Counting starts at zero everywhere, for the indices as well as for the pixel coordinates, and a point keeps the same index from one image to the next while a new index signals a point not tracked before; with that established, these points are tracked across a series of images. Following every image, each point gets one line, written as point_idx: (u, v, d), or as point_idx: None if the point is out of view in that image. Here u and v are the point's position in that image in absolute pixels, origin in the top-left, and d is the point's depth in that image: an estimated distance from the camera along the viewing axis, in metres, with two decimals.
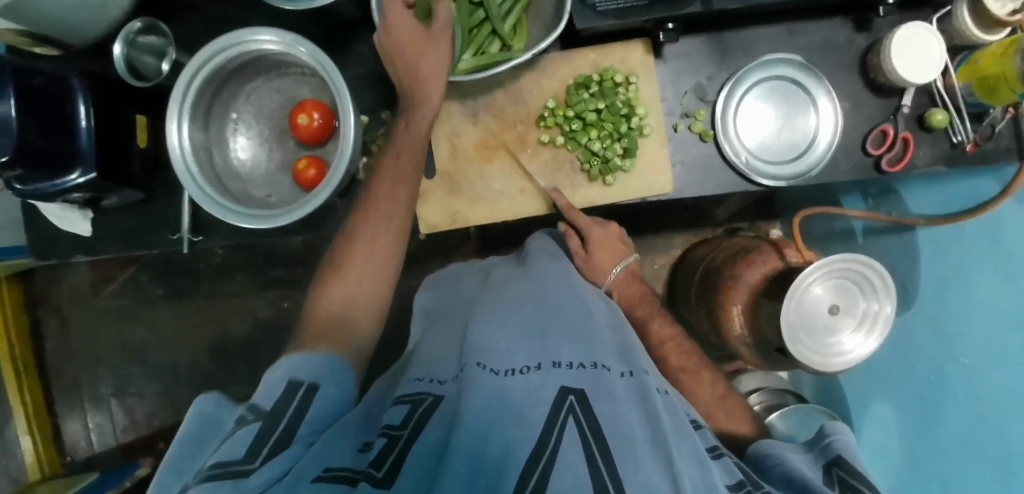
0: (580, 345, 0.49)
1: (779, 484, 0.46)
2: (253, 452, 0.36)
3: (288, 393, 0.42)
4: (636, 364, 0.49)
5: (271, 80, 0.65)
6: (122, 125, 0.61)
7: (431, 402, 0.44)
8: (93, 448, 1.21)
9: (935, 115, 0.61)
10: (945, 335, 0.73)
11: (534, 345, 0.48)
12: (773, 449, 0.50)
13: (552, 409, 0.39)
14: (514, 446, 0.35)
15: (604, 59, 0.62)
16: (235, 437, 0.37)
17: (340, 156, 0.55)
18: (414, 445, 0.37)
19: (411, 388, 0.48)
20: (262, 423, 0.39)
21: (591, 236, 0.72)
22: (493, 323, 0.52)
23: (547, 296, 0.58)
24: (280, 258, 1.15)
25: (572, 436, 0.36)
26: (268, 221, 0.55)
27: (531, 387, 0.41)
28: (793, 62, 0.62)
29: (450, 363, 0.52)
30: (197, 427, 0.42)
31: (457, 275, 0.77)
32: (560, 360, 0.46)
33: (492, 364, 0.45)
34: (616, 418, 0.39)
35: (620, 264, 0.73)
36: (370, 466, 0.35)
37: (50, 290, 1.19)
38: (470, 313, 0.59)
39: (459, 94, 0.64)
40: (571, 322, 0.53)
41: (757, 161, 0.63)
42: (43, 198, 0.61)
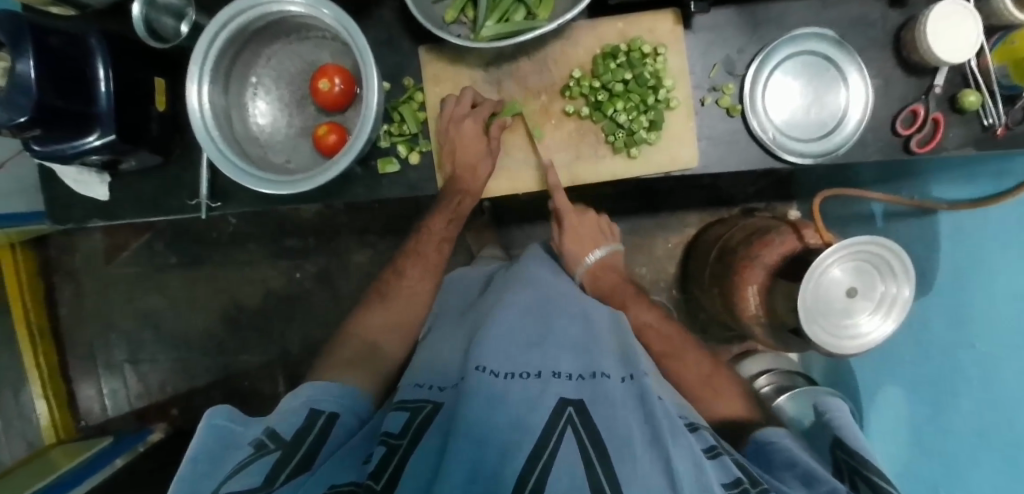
0: (580, 355, 0.50)
1: (783, 469, 0.47)
2: (270, 479, 0.38)
3: (307, 423, 0.47)
4: (636, 367, 0.48)
5: (292, 45, 0.64)
6: (141, 85, 0.61)
7: (432, 408, 0.46)
8: (107, 413, 1.23)
9: (968, 96, 0.59)
10: (960, 323, 0.71)
11: (534, 354, 0.49)
12: (779, 438, 0.51)
13: (551, 417, 0.40)
14: (510, 454, 0.36)
15: (632, 30, 0.61)
16: (255, 464, 0.39)
17: (363, 121, 0.54)
18: (412, 455, 0.39)
19: (409, 393, 0.50)
20: (282, 452, 0.42)
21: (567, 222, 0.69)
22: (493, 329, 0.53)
23: (546, 303, 0.58)
24: (293, 229, 1.16)
25: (570, 445, 0.38)
26: (286, 187, 0.55)
27: (531, 394, 0.43)
28: (826, 38, 0.60)
29: (451, 371, 0.53)
30: (209, 440, 0.44)
31: (465, 282, 0.77)
32: (560, 371, 0.47)
33: (492, 366, 0.46)
34: (613, 422, 0.40)
35: (594, 253, 0.70)
36: (371, 476, 0.38)
37: (64, 256, 1.20)
38: (473, 321, 0.60)
39: (482, 60, 0.63)
40: (568, 329, 0.54)
41: (785, 137, 0.62)
42: (59, 161, 0.60)
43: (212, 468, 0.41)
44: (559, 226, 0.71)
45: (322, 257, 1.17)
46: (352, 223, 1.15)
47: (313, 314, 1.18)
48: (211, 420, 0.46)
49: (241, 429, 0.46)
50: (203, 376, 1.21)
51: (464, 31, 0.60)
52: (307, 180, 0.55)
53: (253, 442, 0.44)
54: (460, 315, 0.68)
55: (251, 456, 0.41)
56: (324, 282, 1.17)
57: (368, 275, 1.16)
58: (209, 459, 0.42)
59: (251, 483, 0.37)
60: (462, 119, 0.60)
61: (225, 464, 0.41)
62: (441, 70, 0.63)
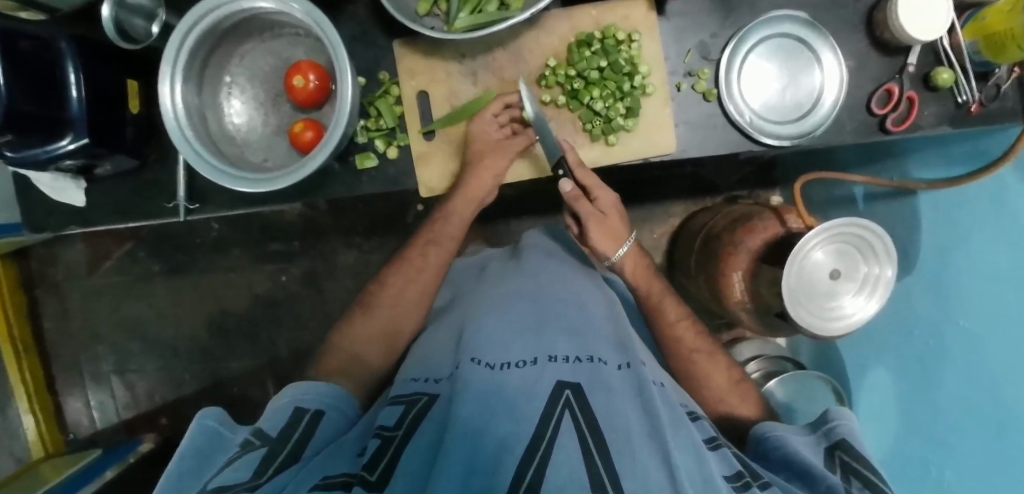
0: (575, 338, 0.50)
1: (783, 469, 0.47)
2: (258, 473, 0.38)
3: (293, 419, 0.47)
4: (633, 356, 0.50)
5: (266, 42, 0.63)
6: (115, 89, 0.60)
7: (427, 401, 0.46)
8: (96, 425, 1.21)
9: (941, 73, 0.59)
10: (945, 301, 0.72)
11: (530, 340, 0.49)
12: (774, 431, 0.51)
13: (548, 404, 0.39)
14: (509, 443, 0.35)
15: (607, 17, 0.61)
16: (240, 462, 0.40)
17: (338, 117, 0.54)
18: (407, 447, 0.39)
19: (405, 388, 0.49)
20: (269, 449, 0.42)
21: (599, 199, 0.62)
22: (487, 321, 0.53)
23: (540, 291, 0.58)
24: (278, 232, 1.15)
25: (568, 428, 0.37)
26: (261, 185, 0.55)
27: (527, 382, 0.42)
28: (797, 20, 0.61)
29: (444, 361, 0.52)
30: (198, 442, 0.43)
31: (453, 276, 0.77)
32: (556, 354, 0.46)
33: (487, 359, 0.46)
34: (611, 411, 0.40)
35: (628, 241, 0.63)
36: (365, 467, 0.37)
37: (46, 268, 1.18)
38: (465, 312, 0.59)
39: (457, 53, 0.63)
40: (564, 316, 0.53)
41: (762, 120, 0.62)
42: (33, 167, 0.59)
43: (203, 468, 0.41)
44: (589, 202, 0.62)
45: (308, 260, 1.16)
46: (337, 224, 1.14)
47: (301, 317, 1.17)
48: (201, 422, 0.45)
49: (232, 436, 0.45)
50: (192, 384, 1.19)
51: (437, 23, 0.60)
52: (286, 177, 0.54)
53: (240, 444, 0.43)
54: (446, 309, 0.67)
55: (237, 454, 0.42)
56: (312, 285, 1.17)
57: (355, 276, 1.15)
58: (199, 459, 0.42)
59: (237, 479, 0.37)
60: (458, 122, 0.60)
61: (217, 467, 0.41)
62: (417, 64, 0.62)
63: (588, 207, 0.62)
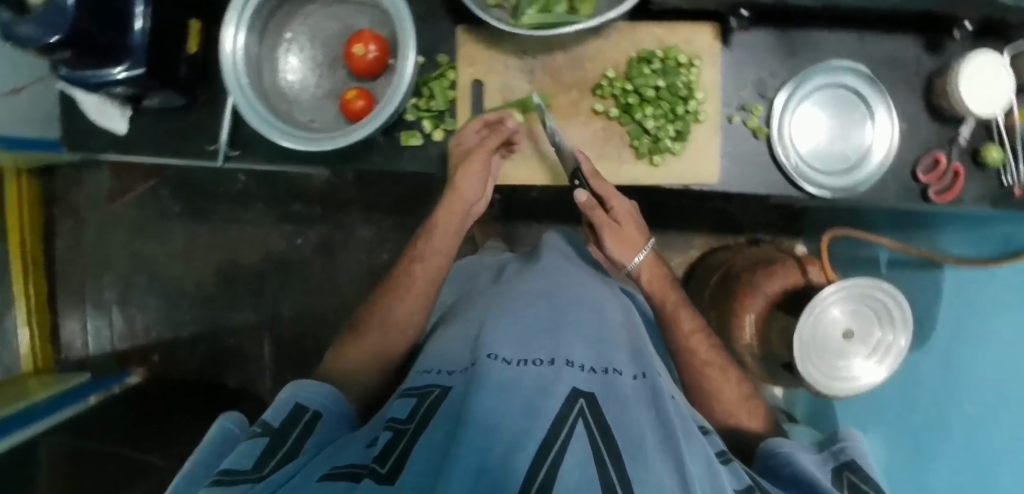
0: (593, 346, 0.49)
1: (789, 486, 0.46)
2: (259, 464, 0.40)
3: (293, 416, 0.48)
4: (648, 366, 0.50)
5: (332, 6, 0.64)
6: (176, 26, 0.60)
7: (439, 394, 0.45)
8: (89, 350, 1.22)
9: (990, 152, 0.59)
10: (954, 382, 0.72)
11: (548, 340, 0.48)
12: (783, 448, 0.50)
13: (564, 406, 0.39)
14: (522, 440, 0.35)
15: (670, 38, 0.61)
16: (241, 450, 0.41)
17: (394, 93, 0.54)
18: (419, 439, 0.38)
19: (419, 380, 0.49)
20: (269, 439, 0.43)
21: (616, 211, 0.61)
22: (504, 319, 0.52)
23: (560, 293, 0.57)
24: (301, 195, 1.15)
25: (581, 436, 0.37)
26: (309, 144, 0.55)
27: (543, 381, 0.42)
28: (860, 73, 0.60)
29: (458, 352, 0.52)
30: (214, 441, 0.45)
31: (472, 269, 0.77)
32: (573, 360, 0.45)
33: (503, 354, 0.45)
34: (625, 421, 0.40)
35: (647, 246, 0.63)
36: (375, 461, 0.37)
37: (68, 189, 1.19)
38: (483, 308, 0.59)
39: (517, 47, 0.63)
40: (583, 320, 0.53)
41: (808, 166, 0.62)
42: (83, 88, 0.60)
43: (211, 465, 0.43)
44: (606, 212, 0.62)
45: (326, 227, 1.16)
46: (360, 197, 1.14)
47: (309, 281, 1.17)
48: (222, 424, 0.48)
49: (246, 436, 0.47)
50: (190, 328, 1.20)
51: (504, 16, 0.60)
52: (333, 139, 0.55)
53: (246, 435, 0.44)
54: (462, 304, 0.67)
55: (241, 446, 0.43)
56: (324, 253, 1.17)
57: (369, 251, 1.15)
58: (212, 459, 0.44)
59: (239, 470, 0.39)
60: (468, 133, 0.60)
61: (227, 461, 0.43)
62: (476, 52, 0.63)
63: (604, 217, 0.61)
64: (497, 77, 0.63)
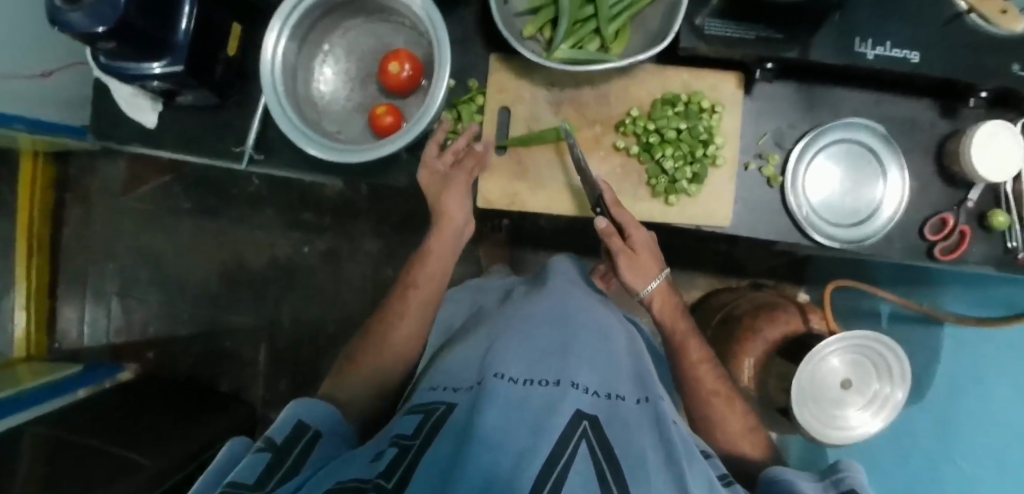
0: (598, 369, 0.50)
1: None
2: (261, 480, 0.39)
3: (296, 433, 0.47)
4: (652, 391, 0.51)
5: (371, 24, 0.66)
6: (218, 27, 0.62)
7: (444, 411, 0.46)
8: (83, 340, 1.21)
9: (997, 216, 0.61)
10: (948, 435, 0.76)
11: (554, 361, 0.49)
12: (783, 475, 0.49)
13: (568, 426, 0.40)
14: (526, 459, 0.36)
15: (696, 83, 0.63)
16: (244, 464, 0.40)
17: (424, 111, 0.56)
18: (424, 456, 0.39)
19: (425, 397, 0.50)
20: (272, 455, 0.43)
21: (634, 240, 0.61)
22: (512, 338, 0.53)
23: (567, 315, 0.58)
24: (312, 203, 1.16)
25: (584, 457, 0.38)
26: (337, 155, 0.57)
27: (549, 402, 0.42)
28: (875, 131, 0.62)
29: (465, 369, 0.53)
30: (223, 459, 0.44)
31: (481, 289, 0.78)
32: (578, 382, 0.46)
33: (509, 374, 0.46)
34: (627, 443, 0.41)
35: (662, 274, 0.62)
36: (379, 476, 0.37)
37: (81, 177, 1.20)
38: (491, 327, 0.60)
39: (545, 79, 0.65)
40: (589, 341, 0.54)
41: (818, 217, 0.63)
42: (120, 79, 0.61)
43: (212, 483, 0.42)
44: (622, 240, 0.61)
45: (334, 237, 1.17)
46: (371, 210, 1.15)
47: (312, 288, 1.18)
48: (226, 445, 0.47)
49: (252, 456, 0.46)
50: (188, 326, 1.19)
51: (537, 48, 0.62)
52: (362, 153, 0.56)
53: (250, 450, 0.44)
54: (469, 326, 0.67)
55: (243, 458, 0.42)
56: (330, 261, 1.17)
57: (375, 263, 1.16)
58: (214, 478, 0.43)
59: (243, 481, 0.38)
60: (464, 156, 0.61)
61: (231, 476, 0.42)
62: (506, 80, 0.64)
63: (621, 245, 0.61)
64: (525, 105, 0.65)
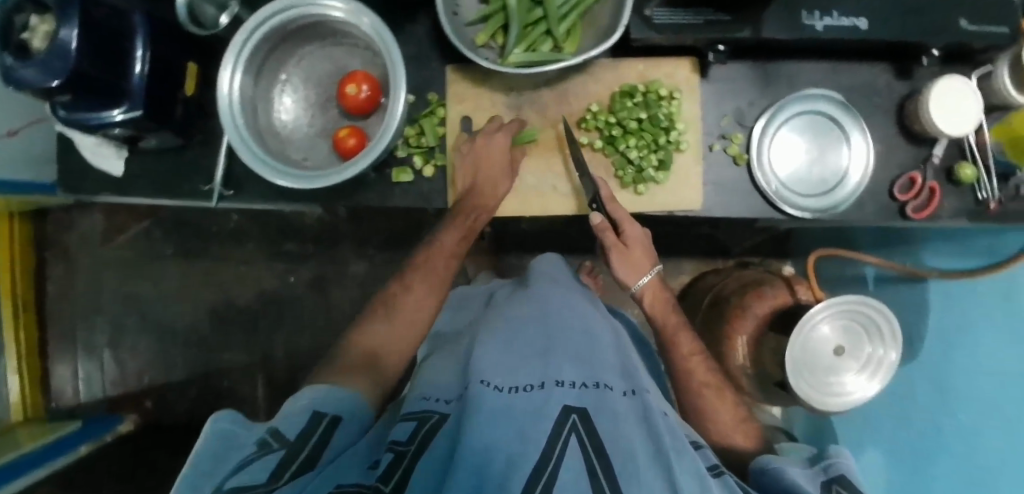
0: (583, 365, 0.50)
1: None
2: (275, 475, 0.38)
3: (311, 423, 0.45)
4: (638, 383, 0.51)
5: (326, 48, 0.66)
6: (174, 69, 0.62)
7: (438, 419, 0.45)
8: (80, 397, 1.20)
9: (964, 169, 0.61)
10: (946, 392, 0.72)
11: (538, 364, 0.49)
12: (773, 464, 0.50)
13: (556, 425, 0.40)
14: (515, 463, 0.36)
15: (652, 72, 0.64)
16: (255, 464, 0.39)
17: (385, 129, 0.56)
18: (418, 462, 0.39)
19: (417, 406, 0.49)
20: (284, 452, 0.41)
21: (629, 236, 0.63)
22: (496, 344, 0.53)
23: (550, 316, 0.58)
24: (294, 232, 1.16)
25: (574, 451, 0.37)
26: (306, 182, 0.56)
27: (535, 404, 0.42)
28: (834, 99, 0.63)
29: (452, 381, 0.53)
30: (211, 438, 0.43)
31: (468, 294, 0.78)
32: (563, 380, 0.46)
33: (495, 381, 0.46)
34: (617, 436, 0.41)
35: (654, 269, 0.65)
36: (379, 479, 0.38)
37: (60, 233, 1.20)
38: (475, 335, 0.60)
39: (504, 84, 0.65)
40: (573, 341, 0.54)
41: (788, 190, 0.64)
42: (82, 130, 0.61)
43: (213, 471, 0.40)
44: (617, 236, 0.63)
45: (319, 264, 1.17)
46: (353, 233, 1.15)
47: (303, 318, 1.17)
48: (213, 425, 0.45)
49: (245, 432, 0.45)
50: (184, 370, 1.19)
51: (491, 55, 0.63)
52: (327, 177, 0.56)
53: (259, 445, 0.42)
54: (457, 333, 0.67)
55: (253, 455, 0.40)
56: (318, 289, 1.17)
57: (363, 286, 1.16)
58: (212, 464, 0.41)
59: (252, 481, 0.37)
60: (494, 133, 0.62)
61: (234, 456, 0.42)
62: (465, 90, 0.65)
63: (615, 239, 0.63)
64: (487, 112, 0.65)
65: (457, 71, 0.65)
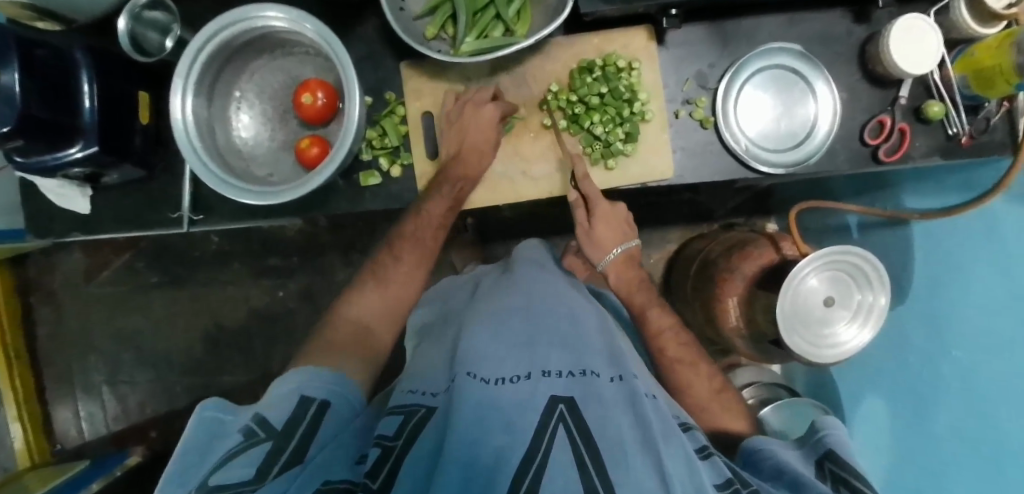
0: (569, 353, 0.50)
1: (772, 477, 0.46)
2: (262, 473, 0.37)
3: (300, 409, 0.46)
4: (625, 368, 0.50)
5: (277, 60, 0.65)
6: (125, 99, 0.61)
7: (424, 413, 0.46)
8: (84, 435, 1.20)
9: (932, 106, 0.61)
10: (939, 335, 0.73)
11: (523, 354, 0.49)
12: (766, 445, 0.50)
13: (542, 417, 0.40)
14: (503, 456, 0.36)
15: (608, 45, 0.63)
16: (242, 457, 0.38)
17: (343, 138, 0.55)
18: (406, 457, 0.39)
19: (403, 399, 0.49)
20: (273, 443, 0.41)
21: (596, 208, 0.63)
22: (482, 334, 0.52)
23: (535, 306, 0.58)
24: (278, 247, 1.16)
25: (563, 442, 0.37)
26: (270, 198, 0.55)
27: (522, 396, 0.42)
28: (793, 52, 0.62)
29: (439, 375, 0.52)
30: (196, 434, 0.43)
31: (450, 287, 0.78)
32: (550, 369, 0.46)
33: (482, 373, 0.46)
34: (605, 421, 0.40)
35: (620, 248, 0.65)
36: (367, 475, 0.38)
37: (43, 276, 1.19)
38: (460, 327, 0.60)
39: (461, 74, 0.65)
40: (560, 330, 0.54)
41: (757, 148, 0.64)
42: (41, 173, 0.59)
43: (197, 459, 0.41)
44: (587, 211, 0.64)
45: (306, 276, 1.16)
46: (336, 241, 1.15)
47: (296, 332, 1.17)
48: (199, 415, 0.45)
49: (230, 420, 0.45)
50: (184, 397, 1.19)
51: (443, 47, 0.62)
52: (289, 191, 0.55)
53: (245, 433, 0.42)
54: (440, 327, 0.67)
55: (240, 446, 0.40)
56: (309, 300, 1.17)
57: None
58: (197, 451, 0.42)
59: (240, 478, 0.36)
60: (474, 106, 0.61)
61: (215, 456, 0.41)
62: (422, 85, 0.64)
63: (583, 216, 0.64)
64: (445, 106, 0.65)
65: (411, 64, 0.64)
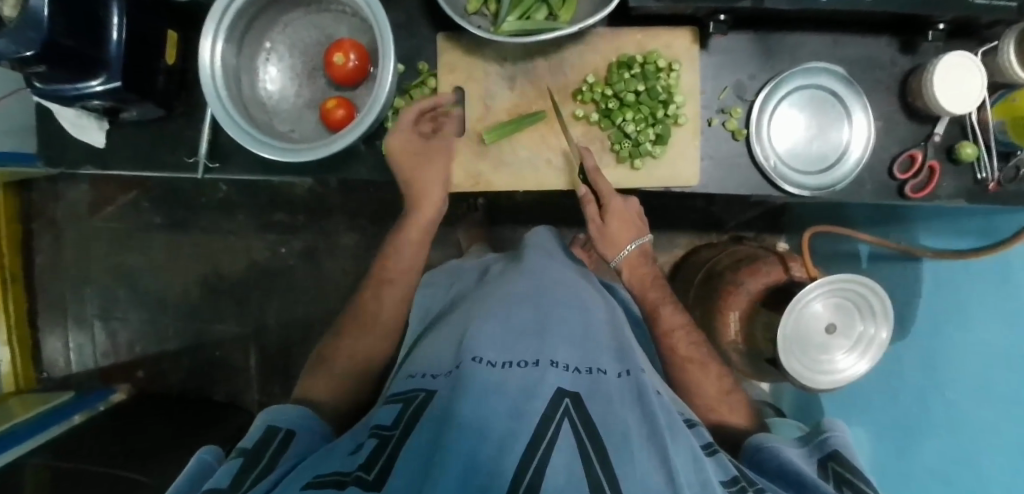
0: (579, 347, 0.50)
1: (775, 477, 0.48)
2: (236, 481, 0.39)
3: (266, 437, 0.47)
4: (633, 363, 0.50)
5: (313, 15, 0.64)
6: (155, 36, 0.59)
7: (424, 398, 0.46)
8: (71, 367, 1.20)
9: (965, 147, 0.60)
10: (933, 372, 0.73)
11: (533, 342, 0.49)
12: (769, 442, 0.51)
13: (548, 407, 0.40)
14: (509, 440, 0.36)
15: (650, 43, 0.62)
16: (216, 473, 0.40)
17: (373, 102, 0.53)
18: (405, 445, 0.39)
19: (406, 385, 0.51)
20: (244, 459, 0.42)
21: (610, 206, 0.62)
22: (490, 319, 0.52)
23: (546, 294, 0.57)
24: (285, 205, 1.15)
25: (567, 436, 0.37)
26: (288, 155, 0.54)
27: (529, 383, 0.42)
28: (835, 74, 0.61)
29: (444, 357, 0.53)
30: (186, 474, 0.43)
31: (457, 270, 0.78)
32: (557, 360, 0.46)
33: (488, 357, 0.46)
34: (610, 417, 0.41)
35: (634, 243, 0.65)
36: (360, 468, 0.38)
37: (46, 203, 1.17)
38: (468, 310, 0.60)
39: (497, 54, 0.63)
40: (568, 320, 0.53)
41: (786, 167, 0.63)
42: (59, 101, 0.58)
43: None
44: (599, 208, 0.63)
45: (311, 236, 1.15)
46: (344, 205, 1.14)
47: (294, 290, 1.17)
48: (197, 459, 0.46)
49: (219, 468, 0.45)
50: (175, 341, 1.19)
51: (484, 23, 0.61)
52: (310, 150, 0.54)
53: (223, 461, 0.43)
54: (448, 309, 0.68)
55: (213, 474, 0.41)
56: (310, 261, 1.16)
57: (354, 259, 1.15)
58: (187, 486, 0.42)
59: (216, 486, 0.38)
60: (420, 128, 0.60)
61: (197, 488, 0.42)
62: (457, 60, 0.63)
63: (595, 212, 0.64)
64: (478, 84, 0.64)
65: (448, 37, 0.62)
